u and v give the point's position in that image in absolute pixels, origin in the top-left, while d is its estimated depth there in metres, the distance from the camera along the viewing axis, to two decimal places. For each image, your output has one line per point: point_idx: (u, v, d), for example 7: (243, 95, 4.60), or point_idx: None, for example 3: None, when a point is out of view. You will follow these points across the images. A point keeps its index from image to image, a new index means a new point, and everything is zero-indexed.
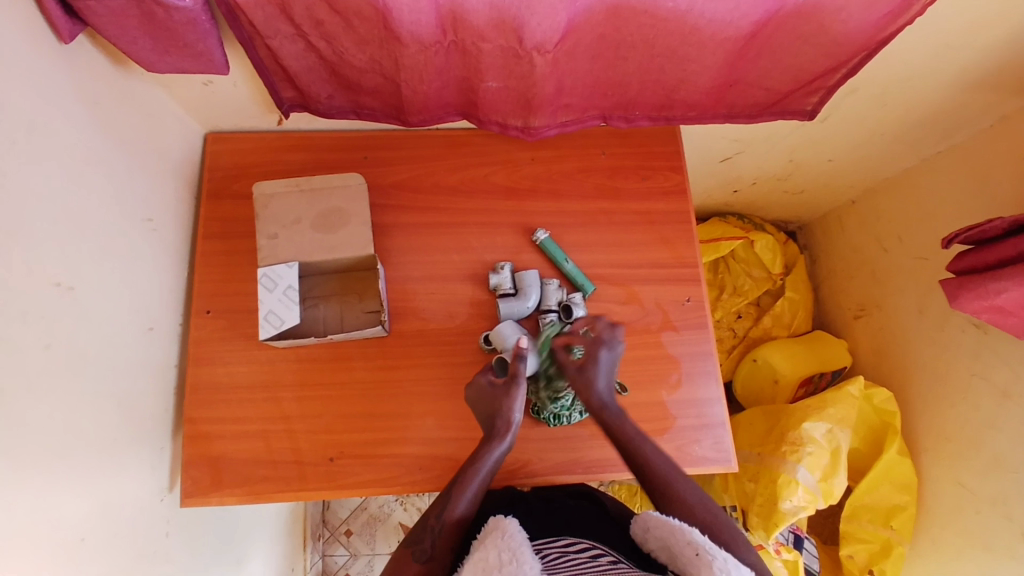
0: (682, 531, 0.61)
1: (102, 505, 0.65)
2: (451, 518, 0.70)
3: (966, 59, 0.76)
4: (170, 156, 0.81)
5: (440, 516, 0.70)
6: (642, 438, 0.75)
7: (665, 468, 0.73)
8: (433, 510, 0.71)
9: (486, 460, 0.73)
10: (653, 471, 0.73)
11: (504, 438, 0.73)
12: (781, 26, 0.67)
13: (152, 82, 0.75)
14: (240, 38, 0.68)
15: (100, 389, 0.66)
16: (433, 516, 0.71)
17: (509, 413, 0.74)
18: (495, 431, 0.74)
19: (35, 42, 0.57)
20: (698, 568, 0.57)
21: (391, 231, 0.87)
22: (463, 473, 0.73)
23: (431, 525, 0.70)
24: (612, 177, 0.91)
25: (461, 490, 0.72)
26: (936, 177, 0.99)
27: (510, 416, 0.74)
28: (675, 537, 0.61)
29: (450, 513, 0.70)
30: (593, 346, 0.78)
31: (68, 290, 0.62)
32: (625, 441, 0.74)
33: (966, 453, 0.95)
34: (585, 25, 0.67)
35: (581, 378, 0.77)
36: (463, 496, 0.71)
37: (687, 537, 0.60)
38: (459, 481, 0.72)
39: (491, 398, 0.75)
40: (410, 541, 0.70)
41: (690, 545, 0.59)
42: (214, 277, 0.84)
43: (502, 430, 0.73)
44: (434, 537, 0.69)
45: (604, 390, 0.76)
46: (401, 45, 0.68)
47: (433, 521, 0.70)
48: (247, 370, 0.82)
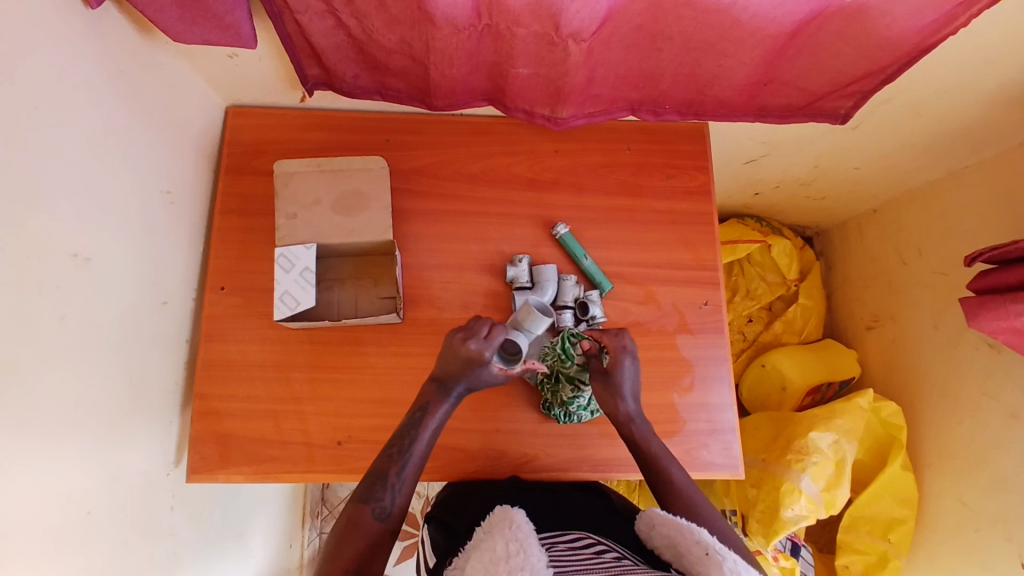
0: (690, 530, 0.61)
1: (109, 476, 0.65)
2: (409, 477, 0.71)
3: (1007, 74, 0.75)
4: (191, 127, 0.80)
5: (399, 476, 0.70)
6: (666, 456, 0.75)
7: (683, 485, 0.74)
8: (389, 468, 0.71)
9: (434, 420, 0.73)
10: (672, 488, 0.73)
11: (451, 396, 0.74)
12: (823, 28, 0.66)
13: (176, 51, 0.73)
14: (269, 12, 0.66)
15: (112, 360, 0.65)
16: (393, 474, 0.70)
17: (462, 376, 0.73)
18: (449, 390, 0.74)
19: (62, 7, 0.56)
20: (706, 566, 0.55)
21: (410, 217, 0.86)
22: (414, 429, 0.73)
23: (392, 484, 0.70)
24: (635, 174, 0.90)
25: (416, 446, 0.72)
26: (962, 192, 0.97)
27: (464, 379, 0.73)
28: (682, 535, 0.61)
29: (408, 471, 0.71)
30: (620, 352, 0.77)
31: (85, 260, 0.61)
32: (650, 458, 0.75)
33: (969, 471, 0.95)
34: (623, 14, 0.65)
35: (612, 389, 0.76)
36: (416, 455, 0.72)
37: (694, 536, 0.60)
38: (412, 439, 0.72)
39: (452, 355, 0.73)
40: (369, 498, 0.69)
41: (699, 544, 0.58)
42: (229, 253, 0.83)
43: (452, 390, 0.74)
44: (395, 496, 0.69)
45: (631, 401, 0.77)
46: (433, 27, 0.67)
47: (394, 480, 0.70)
48: (259, 348, 0.82)
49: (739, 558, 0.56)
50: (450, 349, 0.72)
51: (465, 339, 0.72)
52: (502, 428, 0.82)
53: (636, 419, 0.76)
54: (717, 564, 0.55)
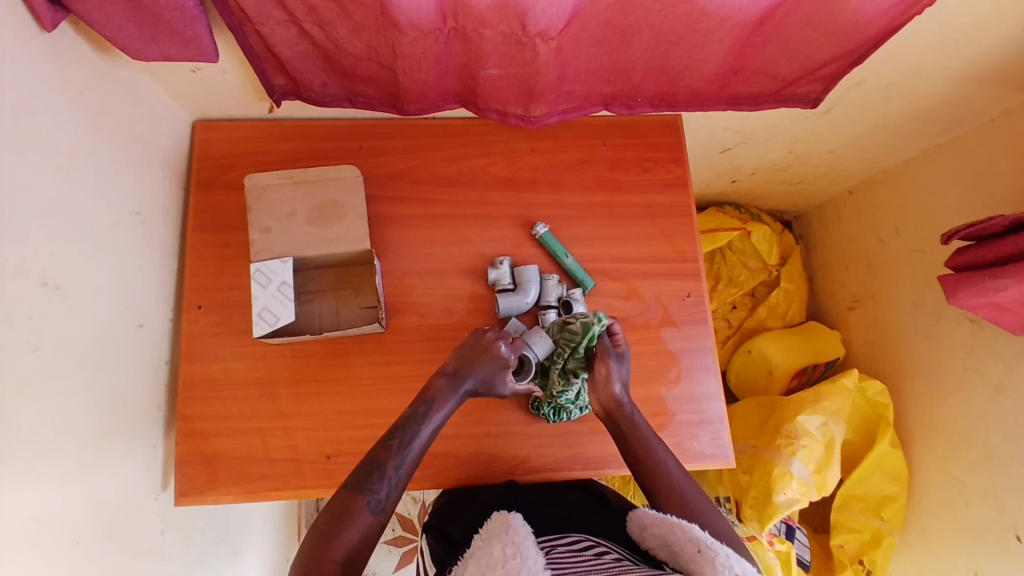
0: (682, 527, 0.61)
1: (94, 507, 0.63)
2: (406, 472, 0.70)
3: (973, 52, 0.75)
4: (158, 144, 0.78)
5: (398, 469, 0.69)
6: (656, 442, 0.76)
7: (676, 473, 0.74)
8: (389, 459, 0.69)
9: (439, 414, 0.73)
10: (664, 475, 0.73)
11: (460, 391, 0.74)
12: (790, 14, 0.66)
13: (139, 68, 0.72)
14: (230, 23, 0.65)
15: (90, 389, 0.64)
16: (392, 467, 0.69)
17: (477, 374, 0.75)
18: (458, 386, 0.74)
19: (17, 29, 0.54)
20: (701, 564, 0.56)
21: (388, 224, 0.85)
22: (419, 424, 0.72)
23: (390, 477, 0.68)
24: (612, 169, 0.89)
25: (417, 439, 0.71)
26: (936, 170, 0.98)
27: (476, 375, 0.74)
28: (676, 533, 0.61)
29: (406, 466, 0.70)
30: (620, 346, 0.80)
31: (56, 288, 0.59)
32: (640, 445, 0.75)
33: (958, 445, 0.96)
34: (590, 10, 0.65)
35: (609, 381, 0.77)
36: (415, 450, 0.71)
37: (688, 534, 0.60)
38: (414, 432, 0.71)
39: (472, 352, 0.75)
40: (365, 488, 0.67)
41: (692, 541, 0.59)
42: (205, 271, 0.82)
43: (462, 385, 0.74)
44: (391, 490, 0.68)
45: (623, 391, 0.77)
46: (399, 32, 0.66)
47: (392, 473, 0.69)
48: (242, 366, 0.81)
49: (732, 551, 0.57)
50: (472, 347, 0.76)
51: (494, 338, 0.77)
52: (493, 431, 0.81)
53: (628, 405, 0.77)
54: (711, 561, 0.56)
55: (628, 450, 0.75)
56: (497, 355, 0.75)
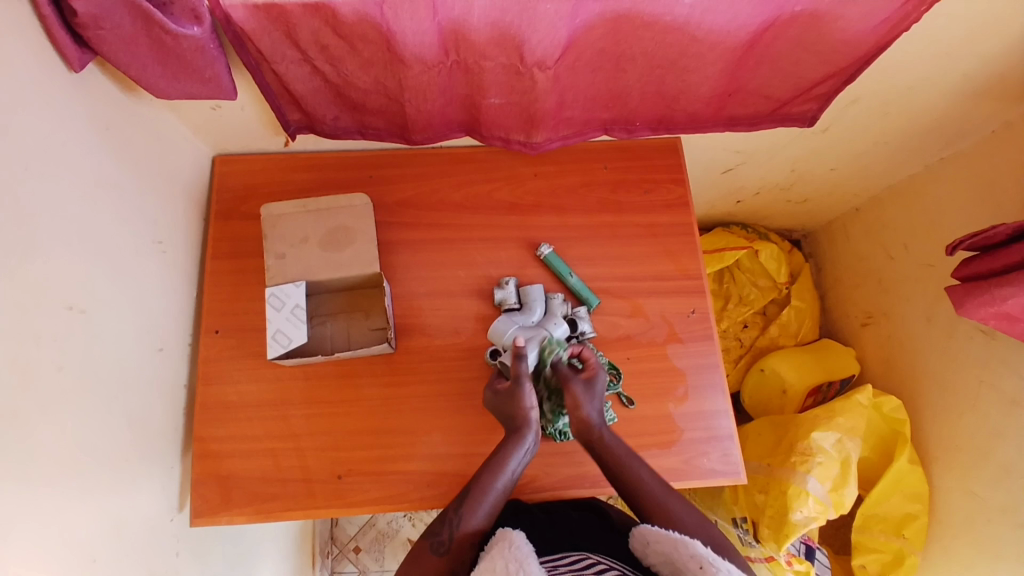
0: (685, 544, 0.61)
1: (113, 527, 0.65)
2: (471, 514, 0.71)
3: (965, 67, 0.77)
4: (180, 178, 0.83)
5: (459, 513, 0.71)
6: (630, 457, 0.75)
7: (653, 486, 0.74)
8: (453, 505, 0.72)
9: (506, 463, 0.73)
10: (642, 489, 0.73)
11: (523, 438, 0.74)
12: (777, 37, 0.68)
13: (162, 106, 0.77)
14: (247, 63, 0.69)
15: (113, 409, 0.66)
16: (453, 511, 0.71)
17: (525, 412, 0.74)
18: (519, 431, 0.74)
19: (46, 71, 0.59)
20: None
21: (396, 248, 0.88)
22: (483, 472, 0.73)
23: (451, 521, 0.71)
24: (613, 192, 0.92)
25: (483, 489, 0.72)
26: (940, 184, 0.99)
27: (528, 416, 0.74)
28: (678, 551, 0.61)
29: (470, 509, 0.71)
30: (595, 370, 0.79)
31: (81, 312, 0.63)
32: (616, 462, 0.75)
33: (977, 460, 0.94)
34: (584, 40, 0.68)
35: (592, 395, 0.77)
36: (485, 507, 0.71)
37: (689, 550, 0.60)
38: (480, 480, 0.73)
39: (506, 400, 0.75)
40: (429, 531, 0.71)
41: (694, 559, 0.59)
42: (222, 297, 0.85)
43: (523, 431, 0.74)
44: (453, 531, 0.70)
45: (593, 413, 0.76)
46: (404, 66, 0.70)
47: (452, 516, 0.71)
48: (256, 388, 0.83)
49: (733, 568, 0.58)
50: (502, 396, 0.76)
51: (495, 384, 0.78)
52: None
53: (600, 427, 0.76)
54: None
55: (607, 469, 0.75)
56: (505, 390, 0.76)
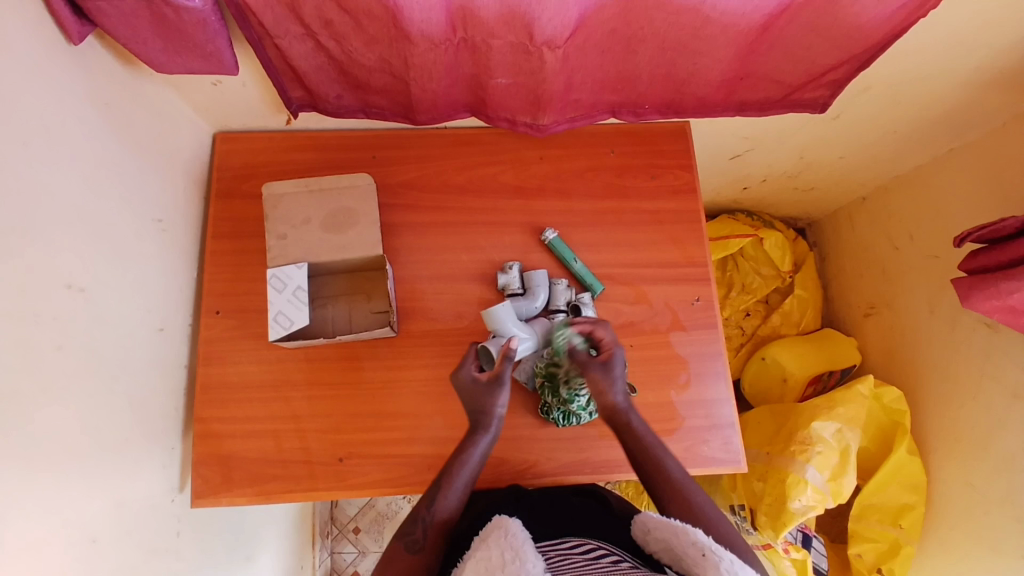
0: (686, 532, 0.61)
1: (113, 507, 0.65)
2: (441, 508, 0.71)
3: (981, 56, 0.75)
4: (180, 156, 0.81)
5: (431, 507, 0.71)
6: (659, 446, 0.75)
7: (677, 475, 0.74)
8: (424, 500, 0.72)
9: (471, 453, 0.74)
10: (664, 477, 0.73)
11: (487, 430, 0.75)
12: (792, 20, 0.67)
13: (162, 82, 0.75)
14: (249, 38, 0.68)
15: (113, 389, 0.66)
16: (424, 507, 0.71)
17: (495, 409, 0.75)
18: (483, 425, 0.75)
19: (45, 44, 0.57)
20: (703, 568, 0.56)
21: (399, 231, 0.87)
22: (450, 466, 0.74)
23: (423, 516, 0.71)
24: (620, 176, 0.90)
25: (451, 482, 0.73)
26: (948, 174, 0.98)
27: (494, 412, 0.75)
28: (678, 538, 0.61)
29: (441, 503, 0.71)
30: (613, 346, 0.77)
31: (80, 291, 0.62)
32: (641, 445, 0.75)
33: (976, 452, 0.94)
34: (594, 20, 0.67)
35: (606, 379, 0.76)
36: (454, 495, 0.72)
37: (689, 537, 0.60)
38: (448, 473, 0.73)
39: (474, 394, 0.75)
40: (402, 531, 0.70)
41: (694, 545, 0.59)
42: (222, 277, 0.84)
43: (486, 424, 0.75)
44: (426, 527, 0.70)
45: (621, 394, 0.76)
46: (410, 44, 0.68)
47: (424, 513, 0.71)
48: (257, 370, 0.82)
49: (736, 557, 0.57)
50: (472, 389, 0.76)
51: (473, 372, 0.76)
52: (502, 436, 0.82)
53: (627, 411, 0.76)
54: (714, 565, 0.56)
55: (631, 452, 0.75)
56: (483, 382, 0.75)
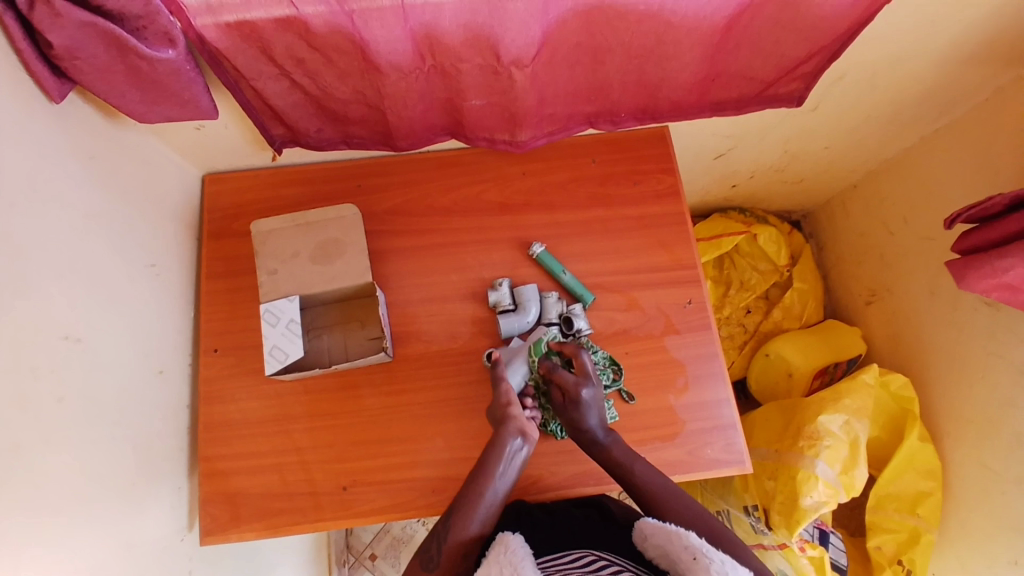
0: (679, 535, 0.61)
1: (123, 550, 0.66)
2: (463, 525, 0.70)
3: (951, 36, 0.75)
4: (169, 201, 0.83)
5: (451, 524, 0.70)
6: (627, 457, 0.75)
7: (649, 483, 0.74)
8: (444, 517, 0.71)
9: (495, 467, 0.72)
10: (639, 486, 0.74)
11: (510, 442, 0.73)
12: (756, 16, 0.67)
13: (146, 130, 0.77)
14: (225, 82, 0.70)
15: (115, 433, 0.67)
16: (443, 524, 0.71)
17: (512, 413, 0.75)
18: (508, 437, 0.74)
19: (27, 105, 0.59)
20: (697, 572, 0.57)
21: (388, 257, 0.88)
22: (474, 481, 0.72)
23: (439, 534, 0.71)
24: (603, 185, 0.91)
25: (474, 497, 0.71)
26: (934, 154, 0.98)
27: (512, 418, 0.75)
28: (672, 543, 0.61)
29: (463, 519, 0.70)
30: (577, 384, 0.77)
31: (77, 340, 0.63)
32: (612, 461, 0.75)
33: (988, 432, 0.93)
34: (559, 35, 0.68)
35: (571, 418, 0.77)
36: (476, 508, 0.71)
37: (683, 541, 0.60)
38: (472, 488, 0.72)
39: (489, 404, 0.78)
40: (421, 548, 0.71)
41: (687, 549, 0.59)
42: (219, 316, 0.86)
43: (511, 435, 0.73)
44: (442, 545, 0.69)
45: (594, 425, 0.76)
46: (381, 74, 0.69)
47: (442, 529, 0.70)
48: (258, 405, 0.84)
49: (727, 558, 0.58)
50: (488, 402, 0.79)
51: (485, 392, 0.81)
52: None
53: (598, 438, 0.76)
54: (706, 567, 0.57)
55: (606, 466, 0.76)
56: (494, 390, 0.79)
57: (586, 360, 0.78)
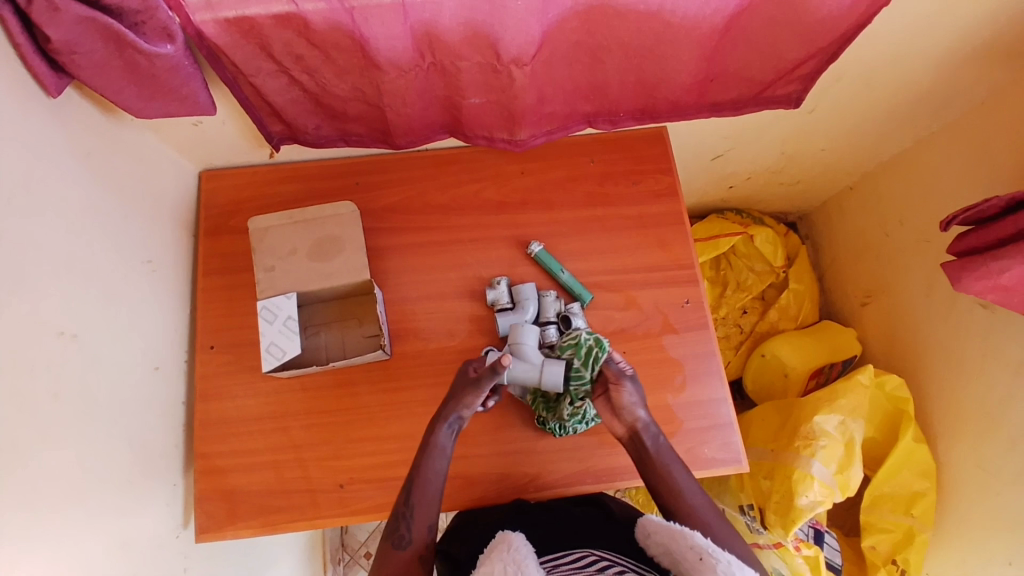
0: (684, 535, 0.61)
1: (118, 548, 0.66)
2: (421, 507, 0.72)
3: (948, 39, 0.76)
4: (166, 198, 0.83)
5: (409, 505, 0.72)
6: (676, 468, 0.75)
7: (692, 495, 0.73)
8: (401, 500, 0.73)
9: (436, 450, 0.74)
10: (682, 495, 0.73)
11: (445, 424, 0.76)
12: (754, 16, 0.68)
13: (142, 126, 0.76)
14: (223, 77, 0.69)
15: (111, 431, 0.67)
16: (402, 505, 0.72)
17: (456, 403, 0.76)
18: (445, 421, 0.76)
19: (24, 100, 0.59)
20: (702, 572, 0.57)
21: (386, 254, 0.88)
22: (417, 464, 0.74)
23: (402, 514, 0.72)
24: (601, 184, 0.91)
25: (422, 479, 0.73)
26: (929, 156, 0.98)
27: (455, 405, 0.75)
28: (676, 542, 0.61)
29: (419, 502, 0.72)
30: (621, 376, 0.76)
31: (72, 337, 0.63)
32: (659, 469, 0.74)
33: (983, 433, 0.93)
34: (559, 34, 0.68)
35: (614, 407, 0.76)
36: (428, 492, 0.73)
37: (688, 541, 0.60)
38: (418, 471, 0.74)
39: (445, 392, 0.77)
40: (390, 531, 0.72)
41: (692, 549, 0.59)
42: (216, 313, 0.85)
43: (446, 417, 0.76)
44: (409, 526, 0.71)
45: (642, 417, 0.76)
46: (380, 72, 0.69)
47: (404, 511, 0.72)
48: (255, 403, 0.83)
49: (733, 558, 0.57)
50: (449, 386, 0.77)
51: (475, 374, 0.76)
52: (502, 451, 0.82)
53: (651, 431, 0.75)
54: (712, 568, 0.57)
55: (648, 474, 0.75)
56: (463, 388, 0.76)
57: (620, 359, 0.78)
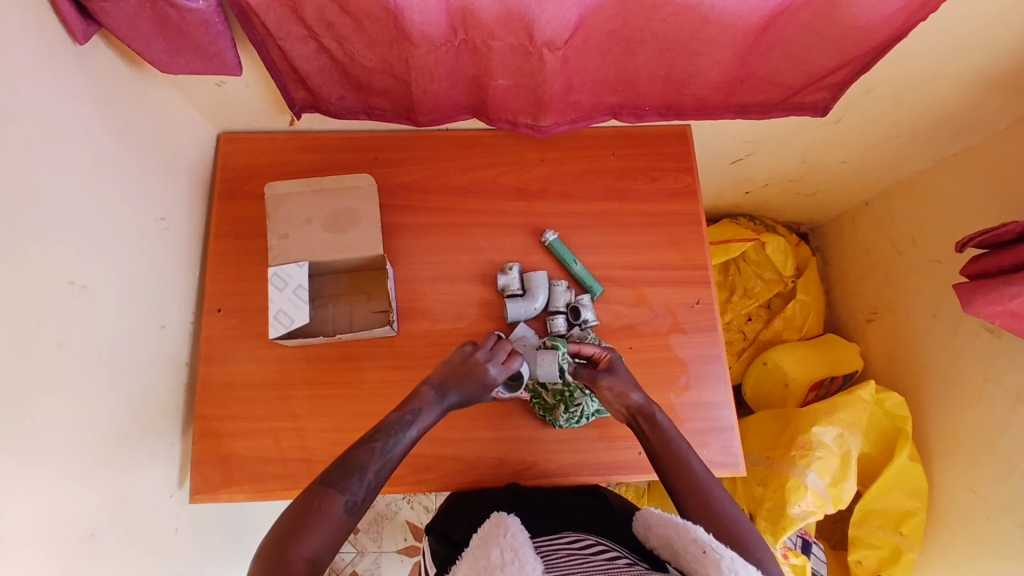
0: (687, 529, 0.60)
1: (112, 502, 0.66)
2: (384, 477, 0.65)
3: (981, 59, 0.75)
4: (184, 156, 0.82)
5: (378, 471, 0.65)
6: (684, 447, 0.72)
7: (700, 475, 0.70)
8: (368, 458, 0.65)
9: (422, 423, 0.70)
10: (688, 475, 0.70)
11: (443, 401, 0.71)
12: (792, 19, 0.67)
13: (166, 83, 0.76)
14: (252, 39, 0.69)
15: (113, 385, 0.66)
16: (372, 468, 0.64)
17: (473, 383, 0.73)
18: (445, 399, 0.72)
19: (51, 45, 0.58)
20: (705, 566, 0.55)
21: (400, 231, 0.88)
22: (396, 429, 0.68)
23: (367, 477, 0.64)
24: (620, 179, 0.91)
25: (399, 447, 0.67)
26: (949, 177, 0.98)
27: (470, 389, 0.73)
28: (679, 534, 0.60)
29: (385, 470, 0.65)
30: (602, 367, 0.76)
31: (82, 288, 0.63)
32: (664, 442, 0.72)
33: (979, 457, 0.94)
34: (594, 21, 0.67)
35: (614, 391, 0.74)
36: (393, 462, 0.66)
37: (691, 534, 0.59)
38: (400, 437, 0.67)
39: (453, 368, 0.73)
40: (341, 486, 0.62)
41: (695, 542, 0.58)
42: (225, 277, 0.85)
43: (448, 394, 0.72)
44: (365, 490, 0.63)
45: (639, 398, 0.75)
46: (411, 46, 0.69)
47: (371, 476, 0.64)
48: (258, 369, 0.83)
49: (737, 555, 0.56)
50: (456, 363, 0.74)
51: (483, 359, 0.74)
52: (502, 437, 0.82)
53: (657, 410, 0.74)
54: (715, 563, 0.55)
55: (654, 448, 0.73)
56: (484, 374, 0.73)
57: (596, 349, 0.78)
